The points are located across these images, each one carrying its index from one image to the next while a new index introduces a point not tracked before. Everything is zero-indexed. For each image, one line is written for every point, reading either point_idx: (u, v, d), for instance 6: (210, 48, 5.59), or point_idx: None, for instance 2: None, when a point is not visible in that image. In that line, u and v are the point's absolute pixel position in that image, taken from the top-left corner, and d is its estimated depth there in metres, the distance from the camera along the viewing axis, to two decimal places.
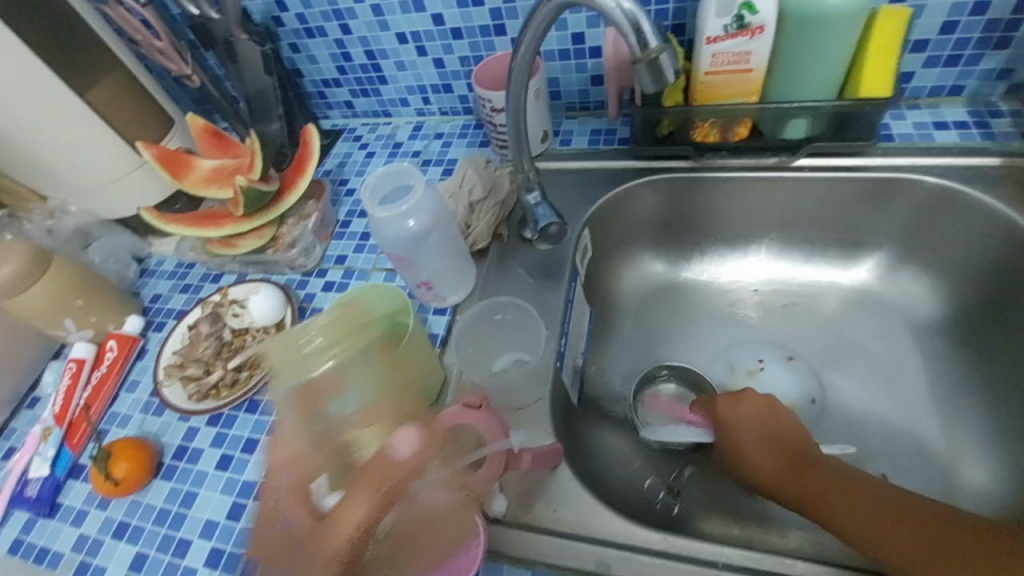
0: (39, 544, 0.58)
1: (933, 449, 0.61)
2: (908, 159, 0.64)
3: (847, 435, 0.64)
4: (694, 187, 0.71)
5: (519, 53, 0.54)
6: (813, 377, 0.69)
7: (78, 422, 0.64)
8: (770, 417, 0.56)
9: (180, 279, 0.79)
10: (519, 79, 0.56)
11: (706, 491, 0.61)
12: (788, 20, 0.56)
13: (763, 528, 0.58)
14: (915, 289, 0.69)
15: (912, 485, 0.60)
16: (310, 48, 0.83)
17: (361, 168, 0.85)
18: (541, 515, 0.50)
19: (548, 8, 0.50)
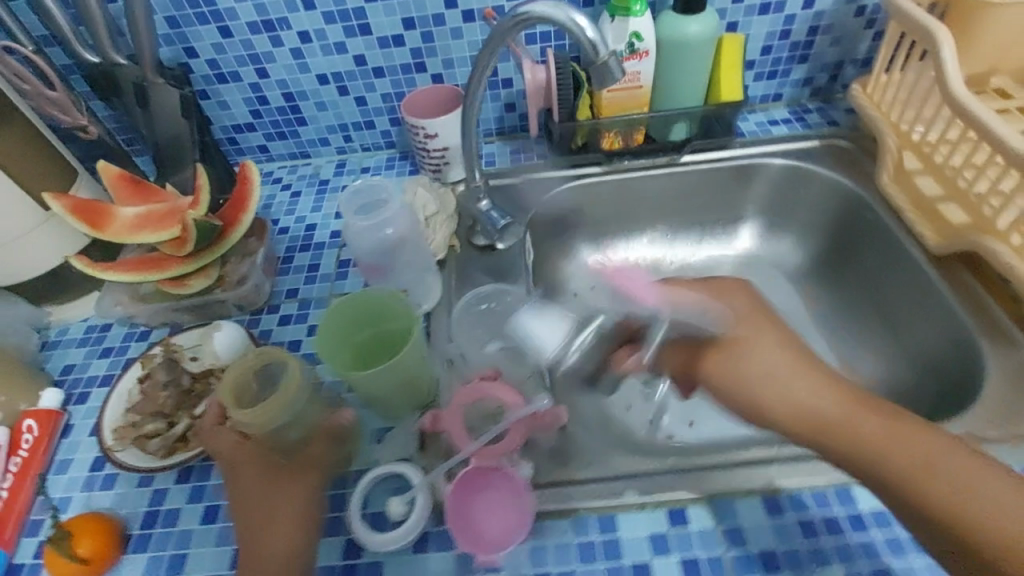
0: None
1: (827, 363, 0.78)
2: (762, 147, 0.83)
3: None
4: (608, 187, 0.84)
5: (476, 76, 0.59)
6: None
7: (4, 518, 0.56)
8: (784, 368, 0.51)
9: (96, 343, 0.71)
10: (474, 97, 0.62)
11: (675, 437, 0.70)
12: (663, 46, 0.72)
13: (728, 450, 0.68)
14: (785, 247, 0.88)
15: None
16: (222, 95, 0.82)
17: (289, 207, 0.84)
18: (576, 470, 0.56)
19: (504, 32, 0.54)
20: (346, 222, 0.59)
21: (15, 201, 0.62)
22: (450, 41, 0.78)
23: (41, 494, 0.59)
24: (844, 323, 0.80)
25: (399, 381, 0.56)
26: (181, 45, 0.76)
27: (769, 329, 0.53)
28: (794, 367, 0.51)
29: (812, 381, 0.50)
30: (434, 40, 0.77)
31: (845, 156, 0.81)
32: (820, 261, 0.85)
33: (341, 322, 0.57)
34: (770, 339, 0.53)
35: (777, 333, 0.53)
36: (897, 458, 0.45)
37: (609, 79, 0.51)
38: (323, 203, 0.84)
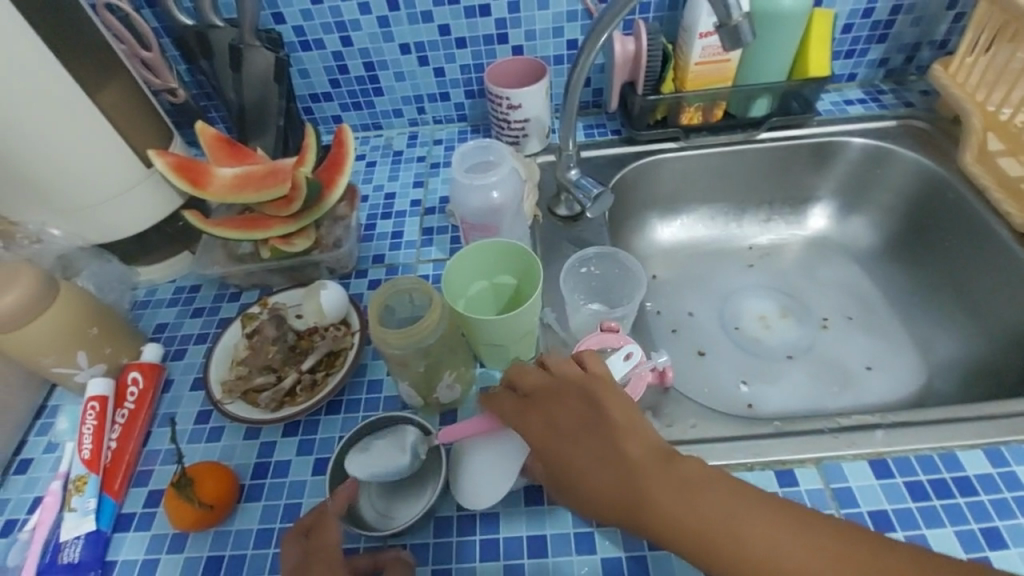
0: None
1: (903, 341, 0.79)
2: (839, 126, 0.84)
3: (838, 345, 0.80)
4: (684, 163, 0.84)
5: (594, 37, 0.62)
6: (799, 307, 0.85)
7: (114, 466, 0.56)
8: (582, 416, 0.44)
9: (186, 303, 0.71)
10: (585, 60, 0.64)
11: None
12: (754, 18, 0.72)
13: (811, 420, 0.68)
14: (855, 228, 0.89)
15: (895, 370, 0.76)
16: (303, 62, 0.83)
17: (366, 175, 0.85)
18: (679, 429, 0.56)
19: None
20: (457, 181, 0.62)
21: (120, 156, 0.63)
22: (536, 12, 0.78)
23: (147, 445, 0.59)
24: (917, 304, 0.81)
25: (523, 333, 0.56)
26: (270, 11, 0.77)
27: (583, 394, 0.45)
28: (584, 442, 0.43)
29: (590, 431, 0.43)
30: (520, 10, 0.77)
31: (923, 137, 0.82)
32: (892, 241, 0.86)
33: (458, 276, 0.58)
34: (620, 403, 0.44)
35: (578, 401, 0.45)
36: (672, 510, 0.38)
37: (738, 39, 0.54)
38: (399, 173, 0.84)
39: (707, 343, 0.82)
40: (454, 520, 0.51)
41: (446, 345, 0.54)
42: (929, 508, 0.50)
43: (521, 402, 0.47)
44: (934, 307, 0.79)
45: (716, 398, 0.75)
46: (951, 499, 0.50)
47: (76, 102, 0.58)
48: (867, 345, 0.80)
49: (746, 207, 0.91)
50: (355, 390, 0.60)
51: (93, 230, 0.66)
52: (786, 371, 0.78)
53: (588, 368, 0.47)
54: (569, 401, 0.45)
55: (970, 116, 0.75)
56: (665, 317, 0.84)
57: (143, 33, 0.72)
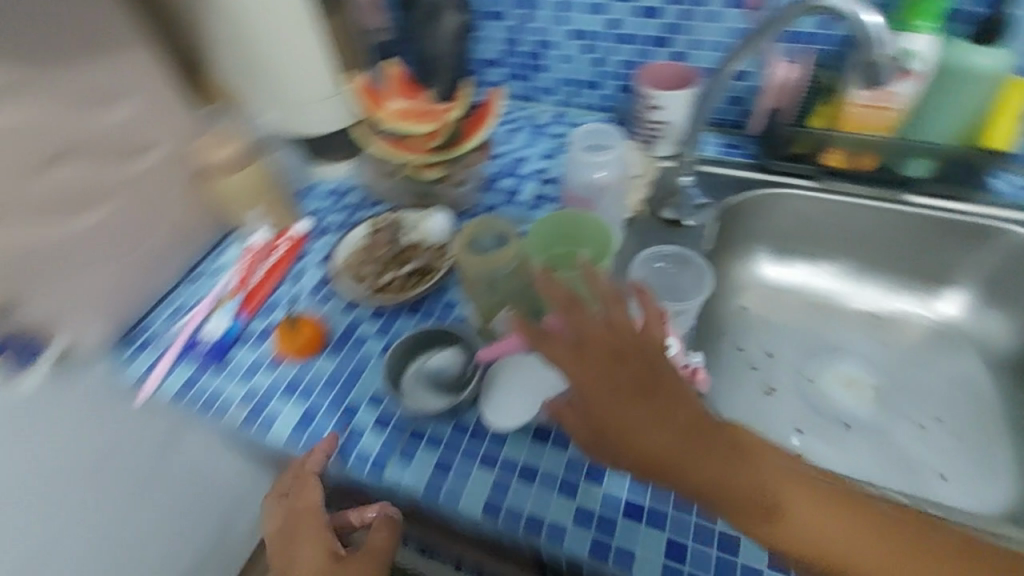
0: (192, 388, 0.66)
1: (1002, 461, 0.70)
2: (1009, 211, 0.74)
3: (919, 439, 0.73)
4: (811, 203, 0.81)
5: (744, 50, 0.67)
6: (891, 387, 0.79)
7: (252, 295, 0.73)
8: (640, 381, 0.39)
9: (338, 200, 0.88)
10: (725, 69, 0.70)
11: None
12: (937, 72, 0.68)
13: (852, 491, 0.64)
14: (995, 327, 0.79)
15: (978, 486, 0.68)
16: (485, 29, 0.94)
17: (506, 138, 0.95)
18: None
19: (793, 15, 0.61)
20: (574, 156, 0.69)
21: (324, 71, 0.80)
22: (704, 23, 0.81)
23: (275, 293, 0.75)
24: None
25: None
26: None
27: (644, 354, 0.40)
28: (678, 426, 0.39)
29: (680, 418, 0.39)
30: (690, 18, 0.81)
31: None
32: None
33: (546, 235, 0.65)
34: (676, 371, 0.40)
35: (634, 361, 0.40)
36: (762, 494, 0.39)
37: None
38: (534, 143, 0.93)
39: (777, 388, 0.80)
40: (469, 427, 0.59)
41: (513, 285, 0.61)
42: None
43: (571, 348, 0.40)
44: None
45: (751, 411, 0.77)
46: None
47: (307, 20, 0.75)
48: (957, 452, 0.72)
49: (870, 268, 0.85)
50: (434, 303, 0.70)
51: (289, 124, 0.84)
52: (850, 444, 0.73)
53: (646, 324, 0.41)
54: (628, 360, 0.40)
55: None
56: (739, 349, 0.83)
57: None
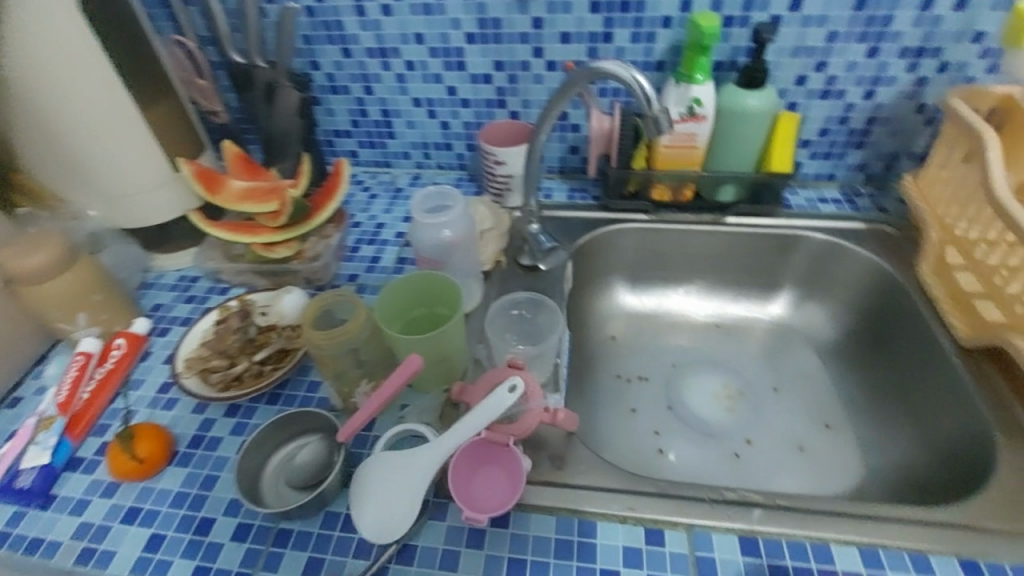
0: (30, 535, 0.56)
1: (845, 451, 0.77)
2: (803, 221, 0.87)
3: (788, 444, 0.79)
4: (653, 234, 0.90)
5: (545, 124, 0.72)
6: (763, 389, 0.86)
7: (81, 413, 0.64)
8: None
9: (184, 290, 0.82)
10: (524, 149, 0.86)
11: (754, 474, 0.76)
12: (723, 113, 0.79)
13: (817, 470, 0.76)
14: (816, 319, 0.91)
15: (820, 479, 0.75)
16: (322, 45, 0.89)
17: (365, 207, 0.96)
18: (567, 472, 0.57)
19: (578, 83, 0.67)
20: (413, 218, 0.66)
21: (152, 161, 0.75)
22: (532, 85, 0.88)
23: (106, 412, 0.66)
24: (939, 460, 0.69)
25: (433, 362, 0.62)
26: (308, 58, 0.90)
27: None
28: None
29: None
30: (530, 69, 0.86)
31: (888, 242, 0.84)
32: (853, 342, 0.87)
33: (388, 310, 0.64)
34: None
35: None
36: None
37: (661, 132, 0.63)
38: (393, 208, 0.96)
39: (659, 420, 0.83)
40: (334, 537, 0.54)
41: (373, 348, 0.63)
42: (781, 567, 0.51)
43: None
44: (929, 456, 0.71)
45: (631, 444, 0.79)
46: (804, 564, 0.51)
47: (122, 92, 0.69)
48: (833, 443, 0.79)
49: (727, 287, 0.94)
50: (295, 387, 0.66)
51: (116, 215, 0.77)
52: (713, 466, 0.77)
53: None
54: None
55: (936, 88, 0.81)
56: (604, 376, 0.87)
57: (200, 37, 0.84)
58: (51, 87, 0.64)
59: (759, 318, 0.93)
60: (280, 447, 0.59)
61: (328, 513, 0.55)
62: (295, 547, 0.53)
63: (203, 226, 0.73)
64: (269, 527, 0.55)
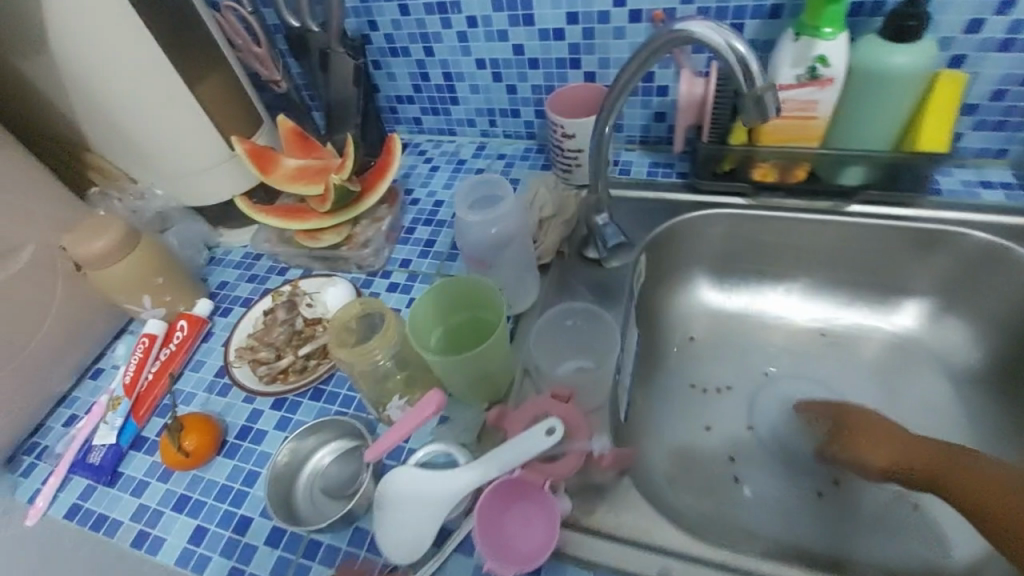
0: (97, 511, 0.61)
1: None
2: (955, 213, 0.69)
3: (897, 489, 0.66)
4: (750, 223, 0.75)
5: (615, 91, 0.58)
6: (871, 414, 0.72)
7: (144, 395, 0.67)
8: None
9: (246, 269, 0.82)
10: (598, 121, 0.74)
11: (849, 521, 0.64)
12: (857, 74, 0.62)
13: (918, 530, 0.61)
14: (952, 335, 0.74)
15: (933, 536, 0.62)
16: (379, 3, 0.80)
17: (426, 181, 0.90)
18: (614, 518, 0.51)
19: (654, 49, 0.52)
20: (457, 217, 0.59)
21: (208, 139, 0.73)
22: (611, 40, 0.75)
23: (166, 397, 0.68)
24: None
25: (476, 376, 0.57)
26: (366, 18, 0.83)
27: None
28: (883, 438, 0.60)
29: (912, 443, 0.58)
30: (609, 20, 0.73)
31: None
32: (1002, 367, 0.69)
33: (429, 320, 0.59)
34: None
35: None
36: None
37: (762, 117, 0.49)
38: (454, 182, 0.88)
39: (738, 442, 0.72)
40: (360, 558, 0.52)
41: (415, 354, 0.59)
42: None
43: None
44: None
45: (699, 467, 0.70)
46: None
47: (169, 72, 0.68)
48: None
49: (838, 287, 0.79)
50: (338, 384, 0.64)
51: (180, 194, 0.77)
52: (789, 509, 0.65)
53: None
54: None
55: None
56: (676, 383, 0.77)
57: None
58: (104, 69, 0.64)
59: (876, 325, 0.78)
60: (309, 457, 0.58)
61: (355, 529, 0.54)
62: (322, 564, 0.52)
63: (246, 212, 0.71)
64: (298, 539, 0.54)
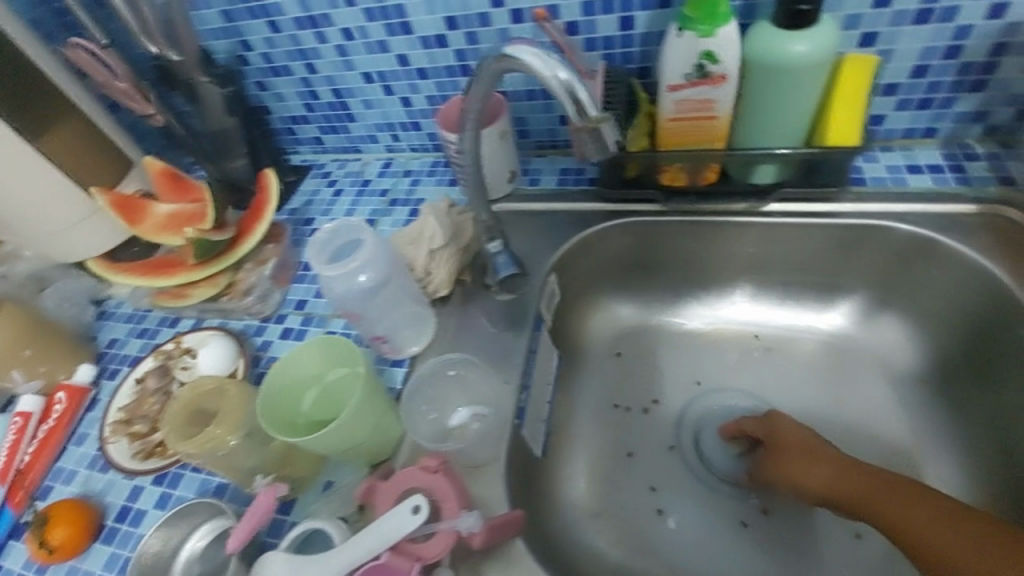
0: None
1: None
2: (881, 205, 0.63)
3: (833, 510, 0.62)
4: (666, 230, 0.69)
5: (468, 106, 0.50)
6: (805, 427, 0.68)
7: (20, 479, 0.62)
8: None
9: (138, 322, 0.76)
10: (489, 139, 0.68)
11: (781, 547, 0.61)
12: (751, 68, 0.55)
13: (866, 549, 0.59)
14: (893, 336, 0.68)
15: (867, 560, 0.58)
16: (247, 21, 0.74)
17: (327, 208, 0.83)
18: None
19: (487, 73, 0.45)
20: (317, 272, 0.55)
21: (65, 194, 0.67)
22: (497, 43, 0.68)
23: (47, 478, 0.64)
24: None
25: (350, 443, 0.52)
26: (237, 38, 0.76)
27: None
28: (815, 456, 0.57)
29: (842, 463, 0.55)
30: (491, 23, 0.66)
31: (1006, 235, 0.59)
32: (939, 368, 0.64)
33: (294, 384, 0.55)
34: None
35: None
36: None
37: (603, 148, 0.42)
38: (356, 207, 0.81)
39: (666, 466, 0.68)
40: None
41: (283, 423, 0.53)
42: None
43: None
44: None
45: (625, 499, 0.66)
46: None
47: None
48: None
49: (768, 289, 0.73)
50: None
51: (49, 253, 0.72)
52: (719, 541, 0.62)
53: None
54: None
55: None
56: (600, 408, 0.72)
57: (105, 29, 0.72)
58: None
59: (813, 329, 0.72)
60: (179, 549, 0.53)
61: None
62: None
63: (109, 274, 0.69)
64: None
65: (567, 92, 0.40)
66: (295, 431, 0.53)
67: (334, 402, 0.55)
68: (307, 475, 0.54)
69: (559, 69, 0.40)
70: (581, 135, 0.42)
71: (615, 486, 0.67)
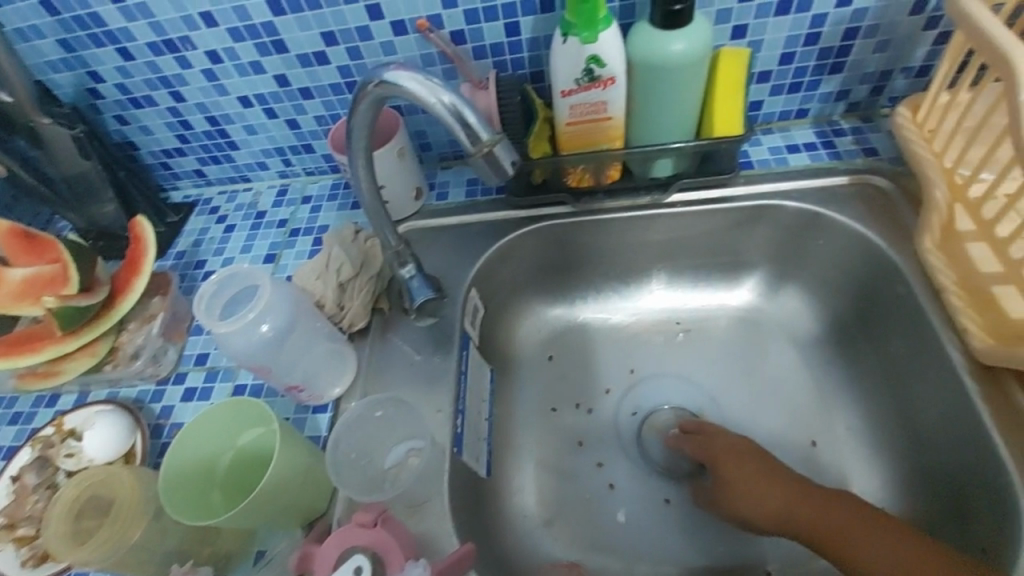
0: None
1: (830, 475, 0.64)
2: (771, 185, 0.67)
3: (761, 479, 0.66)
4: (579, 229, 0.70)
5: (356, 131, 0.47)
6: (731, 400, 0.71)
7: None
8: None
9: (7, 406, 0.65)
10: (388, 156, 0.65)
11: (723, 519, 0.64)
12: (637, 69, 0.56)
13: None
14: (792, 304, 0.73)
15: None
16: (91, 49, 0.65)
17: (219, 247, 0.75)
18: None
19: (371, 99, 0.43)
20: (209, 328, 0.50)
21: None
22: (383, 57, 0.64)
23: None
24: (937, 486, 0.58)
25: (275, 508, 0.48)
26: (83, 69, 0.67)
27: None
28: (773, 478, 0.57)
29: (794, 484, 0.56)
30: (372, 36, 0.62)
31: (876, 201, 0.65)
32: (835, 329, 0.70)
33: (202, 457, 0.50)
34: None
35: None
36: None
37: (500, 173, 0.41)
38: (253, 242, 0.75)
39: (608, 459, 0.69)
40: None
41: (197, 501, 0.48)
42: None
43: None
44: (925, 480, 0.59)
45: (574, 502, 0.66)
46: None
47: None
48: (816, 468, 0.65)
49: (680, 274, 0.76)
50: None
51: None
52: (668, 524, 0.64)
53: None
54: None
55: None
56: (539, 415, 0.71)
57: None
58: None
59: (724, 307, 0.76)
60: None
61: None
62: None
63: None
64: None
65: (455, 115, 0.39)
66: (212, 512, 0.48)
67: (252, 467, 0.50)
68: (235, 550, 0.50)
69: (445, 94, 0.39)
70: (475, 159, 0.40)
71: (564, 491, 0.67)
